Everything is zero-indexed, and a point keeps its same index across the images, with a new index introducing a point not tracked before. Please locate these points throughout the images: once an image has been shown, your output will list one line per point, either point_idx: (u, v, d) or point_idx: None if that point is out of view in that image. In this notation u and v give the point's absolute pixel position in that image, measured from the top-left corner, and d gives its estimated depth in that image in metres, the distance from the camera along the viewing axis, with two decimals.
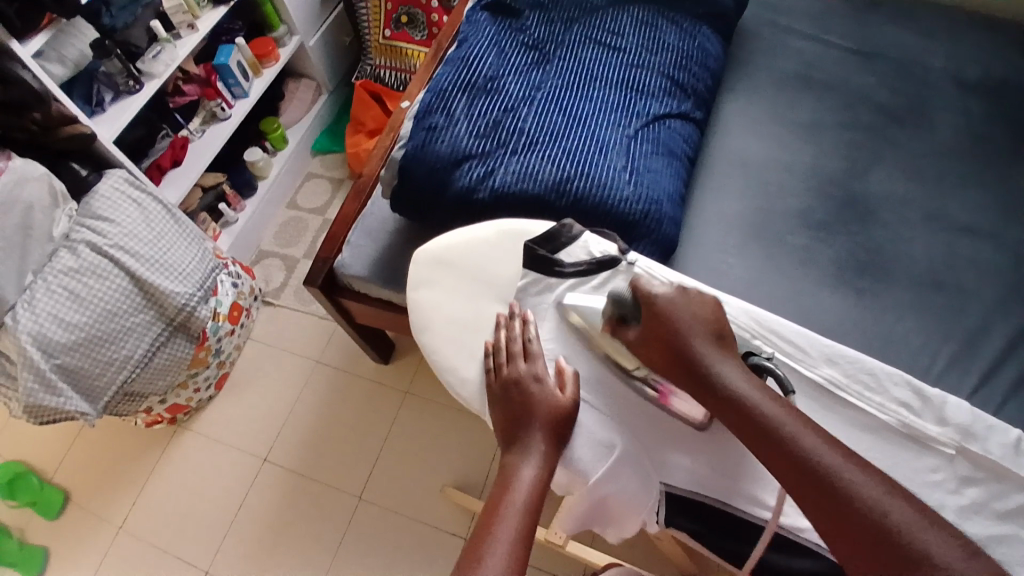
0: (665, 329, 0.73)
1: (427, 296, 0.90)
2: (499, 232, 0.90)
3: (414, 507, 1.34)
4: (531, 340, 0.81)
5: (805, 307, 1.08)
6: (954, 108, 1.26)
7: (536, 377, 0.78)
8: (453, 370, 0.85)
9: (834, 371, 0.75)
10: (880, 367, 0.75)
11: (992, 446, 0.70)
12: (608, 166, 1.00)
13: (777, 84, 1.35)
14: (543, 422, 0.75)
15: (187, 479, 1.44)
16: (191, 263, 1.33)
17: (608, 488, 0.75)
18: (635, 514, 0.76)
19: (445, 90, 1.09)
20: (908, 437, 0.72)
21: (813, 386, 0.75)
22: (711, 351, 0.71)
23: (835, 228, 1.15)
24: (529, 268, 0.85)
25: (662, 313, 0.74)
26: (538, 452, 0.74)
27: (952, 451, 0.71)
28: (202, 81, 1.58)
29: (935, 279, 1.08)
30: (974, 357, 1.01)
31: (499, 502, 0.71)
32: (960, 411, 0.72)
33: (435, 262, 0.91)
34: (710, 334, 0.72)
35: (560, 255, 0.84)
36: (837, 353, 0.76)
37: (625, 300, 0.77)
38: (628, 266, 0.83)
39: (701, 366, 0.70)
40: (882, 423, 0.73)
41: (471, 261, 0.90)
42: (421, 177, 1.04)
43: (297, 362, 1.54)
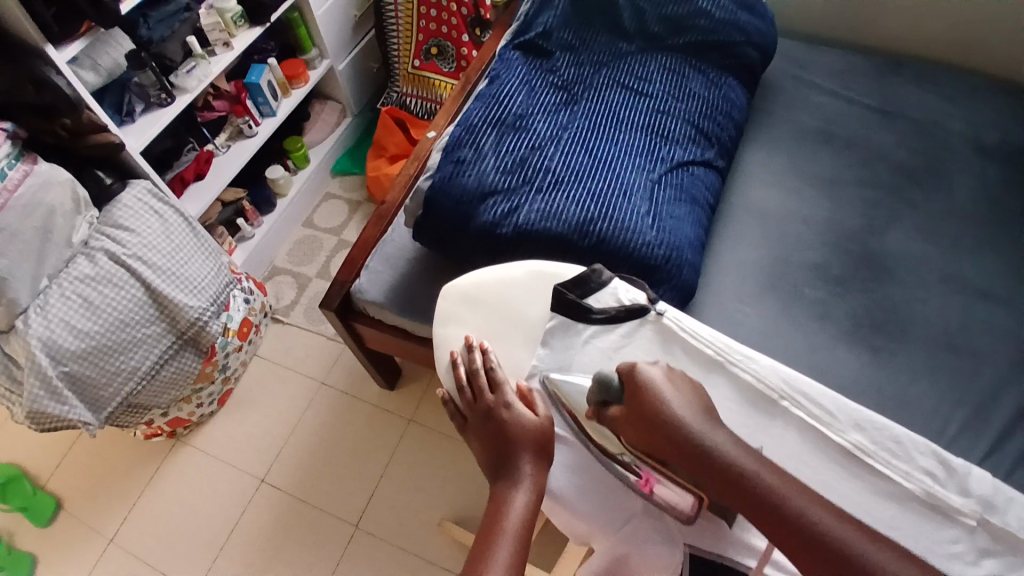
0: (647, 407, 0.69)
1: (454, 332, 0.89)
2: (530, 273, 0.89)
3: (410, 540, 1.31)
4: (494, 368, 0.82)
5: (819, 361, 1.07)
6: (973, 171, 1.27)
7: (506, 404, 0.79)
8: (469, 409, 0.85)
9: (862, 437, 0.74)
10: (905, 434, 0.73)
11: (1015, 519, 0.68)
12: (632, 209, 1.01)
13: (798, 137, 1.37)
14: (527, 445, 0.75)
15: (181, 494, 1.42)
16: (207, 277, 1.33)
17: (630, 546, 0.73)
18: (653, 572, 0.72)
19: (475, 125, 1.10)
20: (932, 507, 0.70)
21: (839, 450, 0.74)
22: (702, 422, 0.67)
23: (852, 284, 1.15)
24: (556, 310, 0.84)
25: (643, 393, 0.70)
26: (526, 475, 0.74)
27: (973, 523, 0.68)
28: (233, 98, 1.60)
29: (951, 341, 1.07)
30: (990, 422, 0.99)
31: (492, 527, 0.70)
32: (982, 482, 0.70)
33: (465, 298, 0.90)
34: (696, 407, 0.69)
35: (589, 301, 0.84)
36: (864, 418, 0.74)
37: (610, 386, 0.74)
38: (657, 316, 0.83)
39: (694, 441, 0.66)
40: (906, 492, 0.71)
41: (498, 299, 0.89)
42: (447, 210, 1.04)
43: (302, 382, 1.53)
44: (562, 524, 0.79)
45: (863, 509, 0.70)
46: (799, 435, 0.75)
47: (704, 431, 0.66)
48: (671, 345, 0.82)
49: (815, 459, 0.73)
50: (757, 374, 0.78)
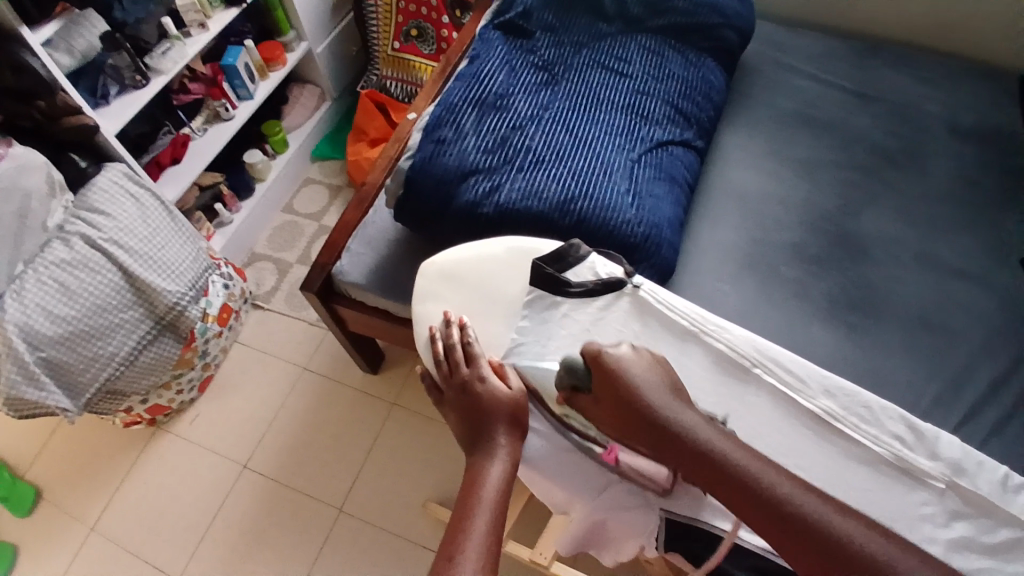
0: (615, 387, 0.71)
1: (433, 309, 0.89)
2: (508, 251, 0.89)
3: (395, 522, 1.31)
4: (470, 342, 0.83)
5: (796, 339, 1.09)
6: (946, 153, 1.30)
7: (481, 377, 0.80)
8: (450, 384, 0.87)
9: (833, 403, 0.75)
10: (876, 401, 0.75)
11: (982, 482, 0.70)
12: (612, 187, 1.01)
13: (776, 119, 1.38)
14: (503, 416, 0.77)
15: (163, 481, 1.41)
16: (184, 262, 1.31)
17: (605, 513, 0.77)
18: (631, 535, 0.77)
19: (456, 104, 1.10)
20: (900, 470, 0.72)
21: (811, 416, 0.75)
22: (666, 399, 0.70)
23: (828, 264, 1.17)
24: (535, 284, 0.85)
25: (611, 375, 0.72)
26: (501, 445, 0.75)
27: (942, 485, 0.71)
28: (209, 81, 1.59)
29: (923, 318, 1.10)
30: (960, 396, 1.02)
31: (470, 496, 0.71)
32: (952, 446, 0.72)
33: (444, 276, 0.90)
34: (662, 384, 0.72)
35: (567, 276, 0.84)
36: (834, 385, 0.76)
37: (578, 367, 0.76)
38: (634, 288, 0.83)
39: (661, 418, 0.68)
40: (877, 456, 0.73)
41: (478, 276, 0.89)
42: (428, 189, 1.04)
43: (284, 368, 1.53)
44: (542, 495, 0.80)
45: (833, 473, 0.73)
46: (772, 403, 0.77)
47: (666, 405, 0.69)
48: (647, 317, 0.83)
49: (786, 424, 0.76)
50: (730, 343, 0.79)
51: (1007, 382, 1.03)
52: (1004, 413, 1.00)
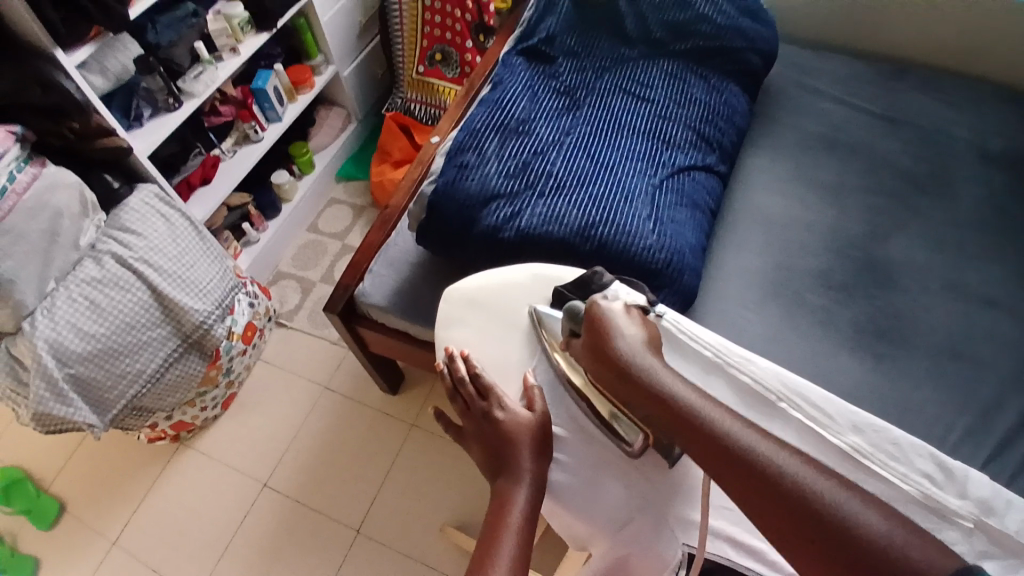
0: (601, 333, 0.74)
1: (456, 337, 0.89)
2: (533, 277, 0.90)
3: (411, 545, 1.31)
4: (478, 373, 0.82)
5: (820, 367, 1.07)
6: (977, 178, 1.27)
7: (500, 405, 0.79)
8: None
9: (860, 439, 0.73)
10: (904, 438, 0.74)
11: (1013, 522, 0.68)
12: (634, 213, 1.01)
13: (801, 143, 1.37)
14: (527, 441, 0.76)
15: (185, 497, 1.42)
16: (212, 281, 1.34)
17: (630, 544, 0.72)
18: (655, 574, 0.71)
19: (478, 130, 1.11)
20: (930, 509, 0.68)
21: (835, 452, 0.72)
22: (640, 350, 0.72)
23: (855, 291, 1.15)
24: (552, 304, 0.87)
25: (598, 322, 0.75)
26: (525, 470, 0.74)
27: (970, 524, 0.67)
28: (238, 103, 1.61)
29: (954, 349, 1.07)
30: (993, 430, 0.99)
31: (497, 523, 0.71)
32: (981, 485, 0.70)
33: (467, 302, 0.91)
34: (643, 340, 0.73)
35: (588, 302, 0.82)
36: (862, 421, 0.75)
37: (578, 316, 0.79)
38: (657, 317, 0.82)
39: (626, 362, 0.71)
40: (904, 494, 0.69)
41: (497, 302, 0.90)
42: (450, 214, 1.05)
43: (305, 385, 1.54)
44: (563, 529, 0.78)
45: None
46: (798, 437, 0.74)
47: (640, 357, 0.71)
48: (670, 347, 0.82)
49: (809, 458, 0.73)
50: (754, 376, 0.78)
51: None
52: None
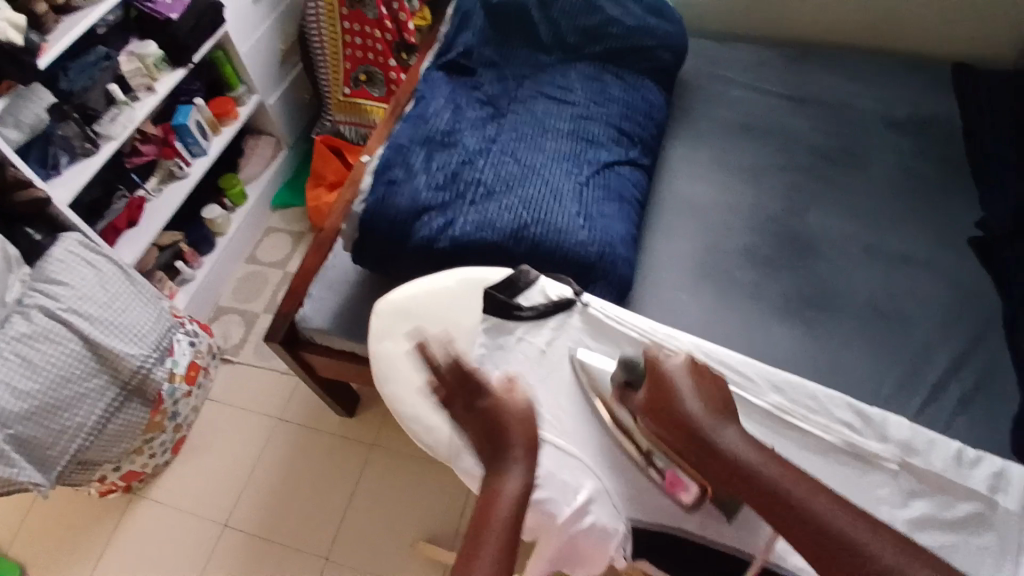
0: (668, 392, 0.61)
1: (394, 338, 0.87)
2: (459, 282, 0.91)
3: (381, 565, 1.29)
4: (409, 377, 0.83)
5: (755, 340, 1.12)
6: (887, 147, 1.39)
7: (487, 387, 0.68)
8: (420, 418, 0.81)
9: (782, 397, 0.77)
10: (822, 391, 0.77)
11: (935, 460, 0.73)
12: (564, 211, 1.05)
13: (719, 131, 1.44)
14: (521, 429, 0.65)
15: (144, 550, 1.36)
16: (147, 324, 1.30)
17: (579, 526, 0.72)
18: (602, 550, 0.72)
19: (404, 146, 1.11)
20: (854, 455, 0.74)
21: (762, 412, 0.77)
22: (715, 418, 0.58)
23: (779, 264, 1.21)
24: (487, 313, 0.87)
25: (660, 381, 0.62)
26: (512, 450, 0.64)
27: (895, 467, 0.73)
28: (160, 140, 1.58)
29: (876, 308, 1.15)
30: (919, 379, 1.07)
31: (484, 515, 0.59)
32: (901, 428, 0.74)
33: (399, 307, 0.89)
34: (712, 398, 0.60)
35: (518, 300, 0.87)
36: (781, 380, 0.78)
37: (635, 366, 0.73)
38: (583, 306, 0.87)
39: (702, 436, 0.57)
40: (829, 444, 0.75)
41: (433, 313, 0.89)
42: (384, 230, 1.05)
43: (256, 419, 1.49)
44: (513, 522, 0.76)
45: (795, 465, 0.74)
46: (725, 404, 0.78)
47: (715, 426, 0.58)
48: (601, 334, 0.85)
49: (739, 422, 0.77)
50: (679, 349, 0.82)
51: (960, 364, 1.08)
52: (961, 392, 1.05)
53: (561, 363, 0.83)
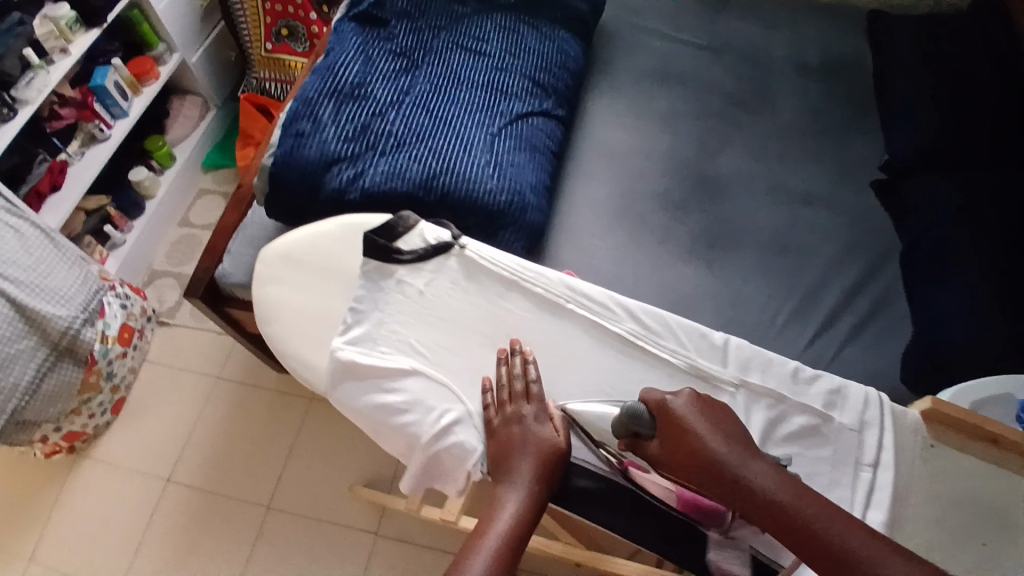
0: (687, 438, 0.70)
1: (272, 286, 0.92)
2: (342, 227, 0.94)
3: (324, 509, 1.35)
4: (295, 321, 0.90)
5: (663, 280, 1.17)
6: (797, 91, 1.44)
7: (522, 418, 0.76)
8: (301, 357, 0.88)
9: (636, 325, 0.84)
10: (674, 320, 0.84)
11: (772, 377, 0.80)
12: (473, 162, 1.07)
13: (638, 80, 1.46)
14: (533, 459, 0.73)
15: (89, 507, 1.39)
16: (73, 287, 1.30)
17: (438, 445, 0.78)
18: (461, 467, 0.78)
19: (311, 97, 1.10)
20: (697, 375, 0.81)
21: (617, 338, 0.84)
22: (733, 450, 0.68)
23: (689, 207, 1.26)
24: (368, 256, 0.89)
25: (678, 423, 0.71)
26: (519, 472, 0.73)
27: (734, 386, 0.79)
28: (79, 103, 1.53)
29: (777, 246, 1.22)
30: (812, 312, 1.14)
31: (480, 529, 0.69)
32: (741, 349, 0.82)
33: (281, 256, 0.94)
34: (728, 433, 0.70)
35: (398, 244, 0.89)
36: (638, 309, 0.85)
37: (640, 415, 0.74)
38: (460, 249, 0.89)
39: (723, 468, 0.67)
40: (675, 366, 0.82)
41: (317, 255, 0.93)
42: (293, 182, 1.04)
43: (194, 379, 1.52)
44: (391, 447, 0.82)
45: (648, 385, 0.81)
46: (600, 340, 0.84)
47: (736, 460, 0.67)
48: (474, 274, 0.88)
49: (596, 350, 0.83)
50: (548, 285, 0.86)
51: (853, 296, 1.16)
52: (852, 322, 1.13)
53: (437, 301, 0.86)
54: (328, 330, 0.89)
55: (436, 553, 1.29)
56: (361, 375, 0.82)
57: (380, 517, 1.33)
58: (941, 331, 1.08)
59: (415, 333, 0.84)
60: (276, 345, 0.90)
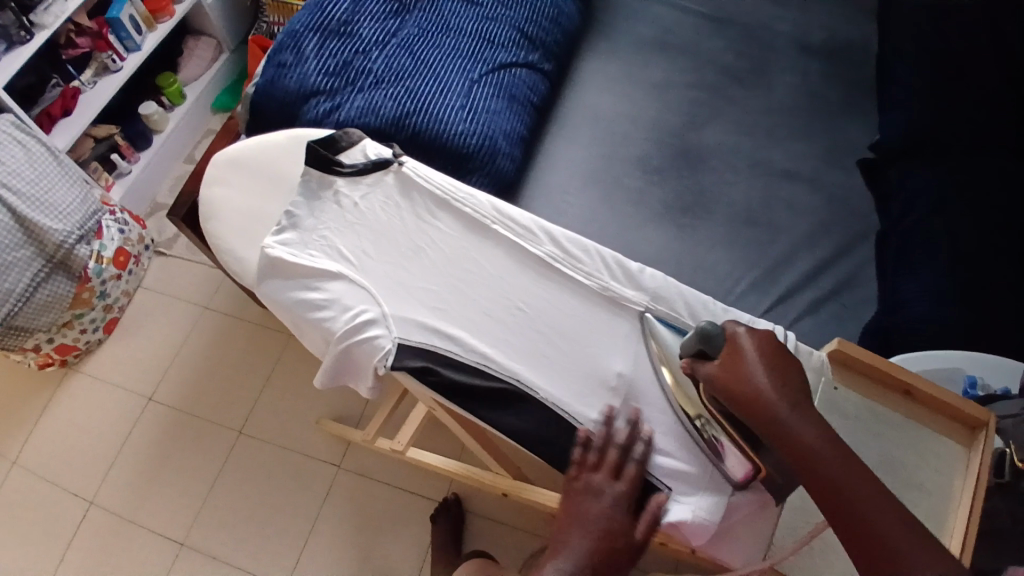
0: (742, 374, 0.64)
1: (219, 190, 0.99)
2: (290, 139, 1.00)
3: (292, 440, 1.40)
4: (235, 223, 0.97)
5: (628, 240, 1.19)
6: (796, 67, 1.41)
7: (600, 492, 0.68)
8: (239, 259, 0.96)
9: (556, 248, 0.85)
10: (592, 246, 0.85)
11: (679, 306, 0.82)
12: (446, 104, 1.09)
13: (635, 46, 1.45)
14: (593, 537, 0.64)
15: (75, 416, 1.47)
16: (73, 204, 1.36)
17: (346, 340, 0.82)
18: (368, 360, 0.82)
19: (298, 30, 1.15)
20: (608, 299, 0.83)
21: (537, 261, 0.86)
22: (783, 396, 0.61)
23: (666, 172, 1.27)
24: (309, 166, 0.92)
25: (735, 359, 0.65)
26: (572, 547, 0.64)
27: (642, 310, 0.81)
28: (95, 34, 1.60)
29: (749, 217, 1.22)
30: (773, 284, 1.15)
31: None
32: (655, 279, 0.83)
33: (230, 162, 1.00)
34: (784, 379, 0.62)
35: (340, 158, 0.92)
36: (560, 234, 0.86)
37: (712, 336, 0.68)
38: (399, 166, 0.92)
39: (766, 410, 0.61)
40: (588, 289, 0.84)
41: (263, 163, 0.99)
42: (274, 111, 1.13)
43: (183, 307, 1.58)
44: (313, 344, 0.88)
45: (564, 308, 0.83)
46: (535, 269, 0.85)
47: (782, 403, 0.61)
48: (409, 190, 0.91)
49: (516, 272, 0.85)
50: (476, 206, 0.88)
51: (819, 272, 1.16)
52: (812, 296, 1.14)
53: (371, 214, 0.90)
54: (262, 229, 0.96)
55: (391, 488, 1.34)
56: (287, 273, 0.87)
57: (344, 451, 1.38)
58: (902, 311, 1.07)
59: (344, 240, 0.88)
60: (214, 238, 0.97)
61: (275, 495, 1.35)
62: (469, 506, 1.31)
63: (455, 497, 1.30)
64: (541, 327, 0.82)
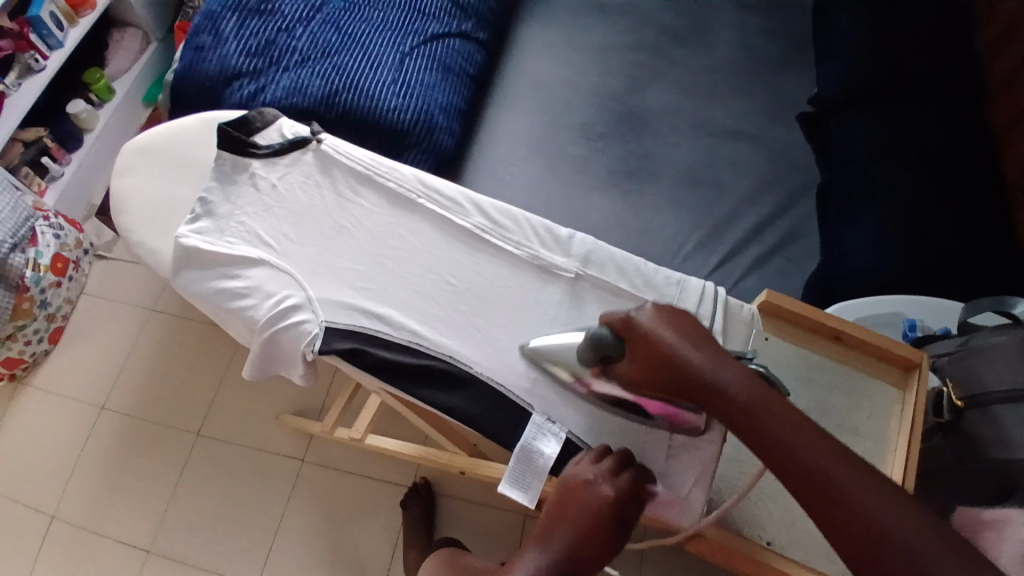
0: (653, 348, 0.60)
1: (129, 181, 0.95)
2: (202, 121, 0.98)
3: (253, 437, 1.38)
4: (156, 216, 0.92)
5: (576, 209, 1.18)
6: (734, 23, 1.39)
7: (591, 478, 0.65)
8: (156, 253, 0.91)
9: (485, 219, 0.85)
10: (521, 215, 0.84)
11: (608, 271, 0.81)
12: (375, 79, 1.06)
13: (572, 11, 1.42)
14: (578, 525, 0.62)
15: (27, 432, 1.42)
16: (3, 212, 1.30)
17: (271, 328, 0.79)
18: (295, 347, 0.79)
19: (216, 11, 1.12)
20: (538, 268, 0.82)
21: (466, 234, 0.85)
22: (702, 355, 0.58)
23: (610, 139, 1.25)
24: (223, 149, 0.89)
25: (643, 336, 0.61)
26: (555, 538, 0.62)
27: (573, 275, 0.81)
28: (15, 34, 1.50)
29: (694, 178, 1.21)
30: (721, 242, 1.15)
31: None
32: (583, 244, 0.83)
33: (140, 151, 0.96)
34: (699, 340, 0.59)
35: (255, 139, 0.90)
36: (488, 204, 0.85)
37: (604, 339, 0.65)
38: (318, 144, 0.90)
39: (688, 374, 0.58)
40: (518, 258, 0.83)
41: (176, 149, 0.96)
42: (195, 96, 1.09)
43: (131, 311, 1.53)
44: (239, 335, 0.85)
45: (495, 280, 0.82)
46: (466, 242, 0.84)
47: (703, 363, 0.57)
48: (329, 168, 0.89)
49: (445, 246, 0.84)
50: (400, 180, 0.87)
51: (764, 227, 1.17)
52: (759, 252, 1.14)
53: (291, 196, 0.87)
54: (176, 217, 0.92)
55: (357, 478, 1.33)
56: (205, 262, 0.84)
57: (308, 444, 1.36)
58: (845, 260, 1.08)
59: (263, 225, 0.85)
60: (128, 233, 0.92)
61: (239, 494, 1.33)
62: (440, 489, 1.31)
63: (425, 480, 1.29)
64: (475, 300, 0.81)
